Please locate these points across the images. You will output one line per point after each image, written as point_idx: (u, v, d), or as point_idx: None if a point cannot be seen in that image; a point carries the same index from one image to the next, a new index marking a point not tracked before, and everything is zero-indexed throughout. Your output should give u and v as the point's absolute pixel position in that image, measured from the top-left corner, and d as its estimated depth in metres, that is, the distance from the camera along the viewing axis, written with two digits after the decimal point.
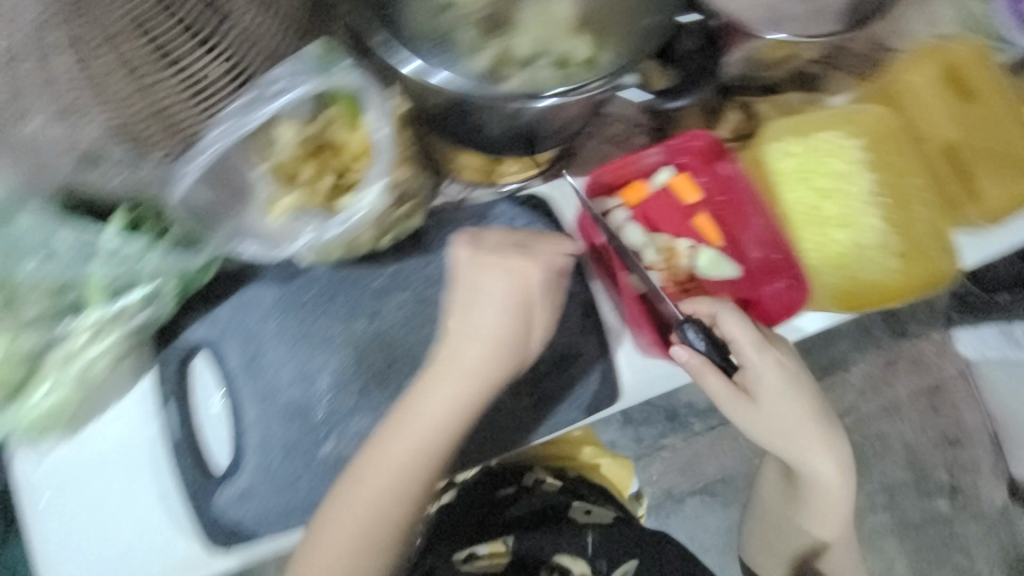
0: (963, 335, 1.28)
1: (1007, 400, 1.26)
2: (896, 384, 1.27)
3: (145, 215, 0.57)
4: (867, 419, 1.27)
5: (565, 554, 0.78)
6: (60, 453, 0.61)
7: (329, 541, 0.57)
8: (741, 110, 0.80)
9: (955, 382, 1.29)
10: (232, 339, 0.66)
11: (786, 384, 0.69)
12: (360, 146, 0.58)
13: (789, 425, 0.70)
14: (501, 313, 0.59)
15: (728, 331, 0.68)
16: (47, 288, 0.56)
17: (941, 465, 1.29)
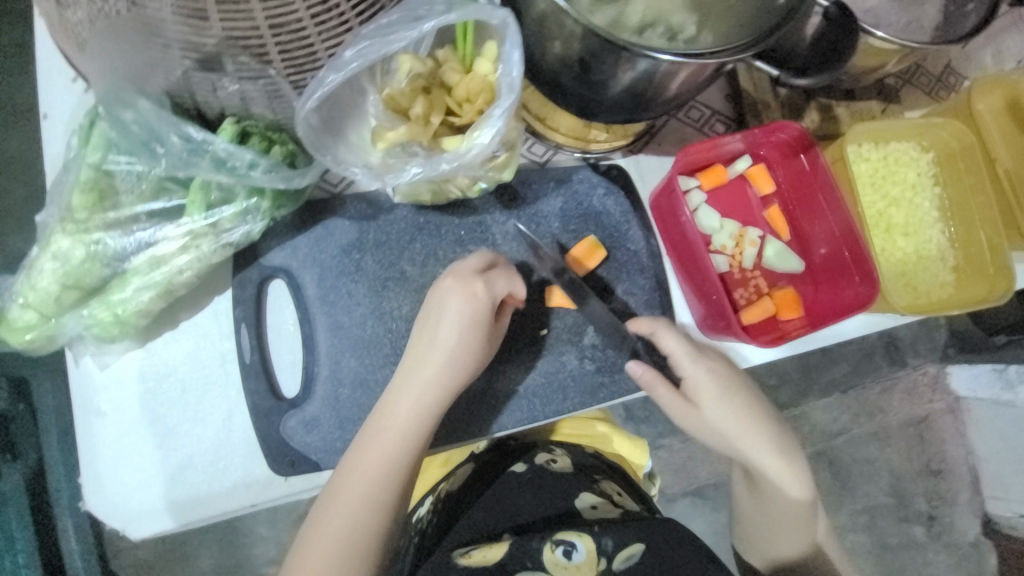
0: (957, 370, 1.30)
1: (994, 438, 1.27)
2: (888, 410, 1.28)
3: (254, 130, 0.56)
4: (858, 441, 1.28)
5: (569, 532, 0.75)
6: (128, 361, 0.60)
7: (320, 536, 0.57)
8: (818, 111, 0.82)
9: (942, 415, 1.31)
10: (312, 268, 0.65)
11: (712, 381, 0.68)
12: (477, 85, 0.58)
13: (734, 430, 0.70)
14: (461, 327, 0.59)
15: (666, 345, 0.67)
16: (147, 188, 0.55)
17: (922, 493, 1.31)
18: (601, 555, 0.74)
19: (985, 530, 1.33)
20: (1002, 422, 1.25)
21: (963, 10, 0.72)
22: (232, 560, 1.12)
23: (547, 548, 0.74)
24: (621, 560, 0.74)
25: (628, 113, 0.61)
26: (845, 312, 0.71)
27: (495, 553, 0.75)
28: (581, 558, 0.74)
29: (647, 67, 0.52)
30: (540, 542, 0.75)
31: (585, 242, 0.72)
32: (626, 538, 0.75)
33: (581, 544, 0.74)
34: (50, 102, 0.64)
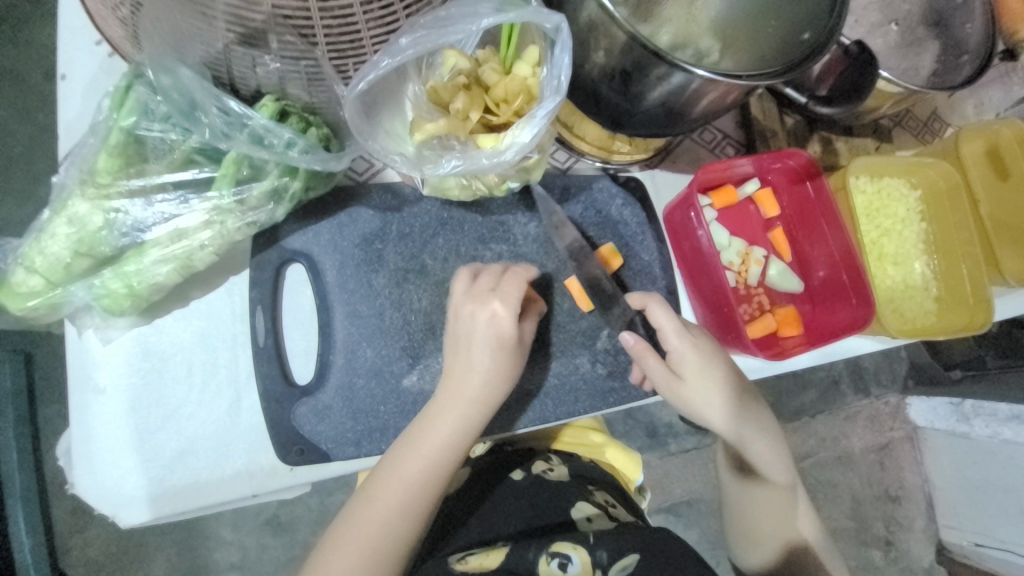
0: (917, 402, 1.37)
1: (948, 469, 1.33)
2: (851, 437, 1.33)
3: (293, 110, 0.56)
4: (825, 464, 1.32)
5: (564, 542, 0.71)
6: (134, 337, 0.58)
7: (359, 521, 0.57)
8: (821, 144, 0.87)
9: (901, 444, 1.37)
10: (334, 254, 0.64)
11: (701, 358, 0.67)
12: (515, 86, 0.59)
13: (707, 404, 0.68)
14: (492, 345, 0.60)
15: (658, 322, 0.67)
16: (177, 158, 0.54)
17: (880, 518, 1.36)
18: (596, 567, 0.70)
19: (937, 557, 1.38)
20: (956, 455, 1.30)
21: (957, 61, 0.79)
22: (190, 563, 1.05)
23: (542, 559, 0.70)
24: (616, 571, 0.70)
25: (658, 126, 0.64)
26: (841, 333, 0.75)
27: (492, 560, 0.71)
28: (576, 570, 0.69)
29: (681, 81, 0.55)
30: (536, 553, 0.71)
31: (604, 248, 0.73)
32: (622, 547, 0.70)
33: (576, 556, 0.70)
34: (68, 64, 0.61)
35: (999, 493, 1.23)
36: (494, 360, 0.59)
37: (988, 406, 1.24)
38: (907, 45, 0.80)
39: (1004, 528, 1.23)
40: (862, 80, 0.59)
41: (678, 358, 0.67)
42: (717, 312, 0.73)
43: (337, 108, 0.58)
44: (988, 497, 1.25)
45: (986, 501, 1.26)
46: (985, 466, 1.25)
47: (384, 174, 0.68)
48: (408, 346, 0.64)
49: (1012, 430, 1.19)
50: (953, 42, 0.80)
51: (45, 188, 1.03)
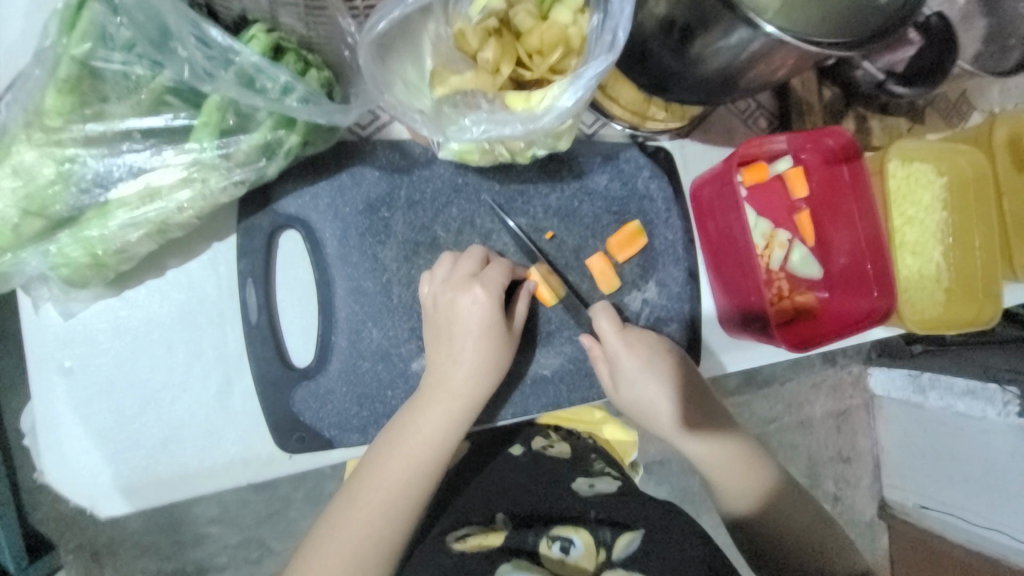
0: (877, 373, 1.31)
1: (898, 434, 1.30)
2: (814, 403, 1.28)
3: (289, 46, 0.46)
4: (789, 428, 1.28)
5: (566, 526, 0.67)
6: (102, 311, 0.50)
7: (343, 521, 0.53)
8: (856, 122, 0.82)
9: (858, 412, 1.33)
10: (334, 222, 0.56)
11: (634, 362, 0.63)
12: (553, 36, 0.50)
13: (652, 404, 0.66)
14: (474, 336, 0.55)
15: (602, 330, 0.63)
16: (146, 100, 0.43)
17: (829, 478, 1.32)
18: (600, 546, 0.65)
19: (879, 513, 1.37)
20: (908, 423, 1.27)
21: (1005, 44, 0.73)
22: (167, 520, 1.00)
23: (543, 542, 0.66)
24: (622, 552, 0.64)
25: (706, 95, 0.57)
26: (859, 324, 0.73)
27: (491, 540, 0.66)
28: (579, 553, 0.65)
29: (743, 40, 0.48)
30: (536, 536, 0.66)
31: (631, 225, 0.67)
32: (626, 526, 0.67)
33: (579, 538, 0.66)
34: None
35: (938, 460, 1.21)
36: (477, 349, 0.55)
37: (946, 379, 1.16)
38: (960, 20, 0.74)
39: (946, 491, 1.20)
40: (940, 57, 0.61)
41: (617, 363, 0.64)
42: (742, 299, 0.69)
43: (342, 45, 0.49)
44: (926, 460, 1.24)
45: (925, 463, 1.24)
46: (937, 436, 1.21)
47: (391, 129, 0.59)
48: (413, 327, 0.58)
49: (966, 404, 1.13)
50: (1007, 18, 0.73)
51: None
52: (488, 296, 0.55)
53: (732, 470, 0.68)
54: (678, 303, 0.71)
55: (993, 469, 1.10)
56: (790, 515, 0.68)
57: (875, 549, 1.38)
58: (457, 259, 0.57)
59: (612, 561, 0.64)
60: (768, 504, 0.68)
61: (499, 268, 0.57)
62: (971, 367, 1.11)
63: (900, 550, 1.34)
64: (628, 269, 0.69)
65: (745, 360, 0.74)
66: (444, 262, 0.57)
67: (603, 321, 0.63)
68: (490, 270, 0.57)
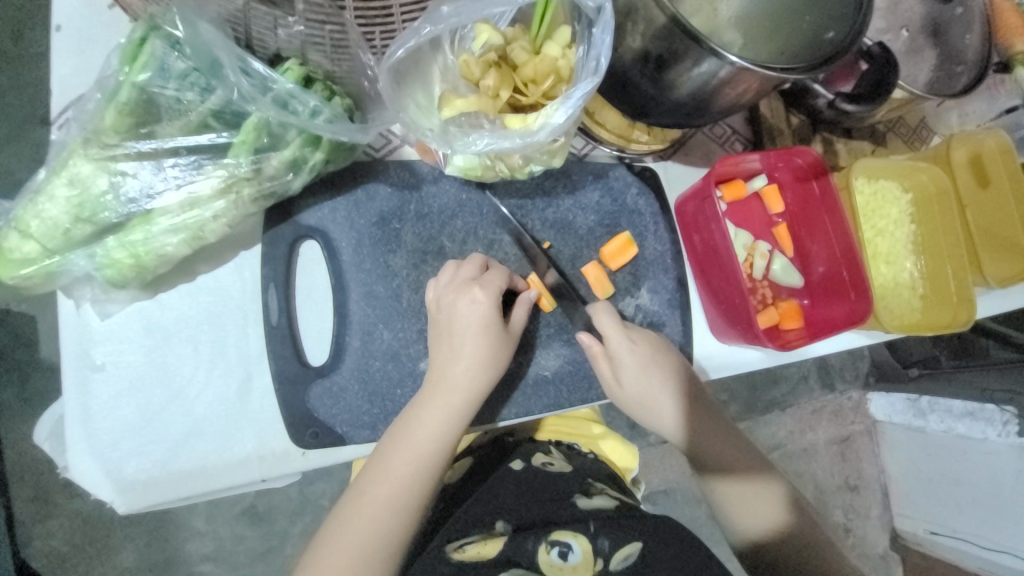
0: (876, 398, 1.32)
1: (905, 461, 1.29)
2: (816, 430, 1.29)
3: (317, 77, 0.53)
4: (794, 454, 1.28)
5: (564, 531, 0.70)
6: (134, 313, 0.54)
7: (352, 515, 0.55)
8: (823, 145, 0.90)
9: (862, 438, 1.33)
10: (350, 232, 0.62)
11: (635, 359, 0.66)
12: (545, 67, 0.57)
13: (651, 401, 0.68)
14: (476, 334, 0.59)
15: (604, 328, 0.66)
16: (191, 120, 0.50)
17: (838, 507, 1.31)
18: (598, 555, 0.69)
19: (892, 544, 1.35)
20: (913, 450, 1.26)
21: (953, 70, 0.82)
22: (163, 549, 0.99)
23: (542, 549, 0.70)
24: (620, 560, 0.69)
25: (683, 117, 0.64)
26: (839, 327, 0.78)
27: (490, 549, 0.70)
28: (577, 559, 0.69)
29: (712, 68, 0.55)
30: (535, 543, 0.70)
31: (620, 237, 0.73)
32: (622, 537, 0.70)
33: (577, 545, 0.69)
34: (65, 14, 0.56)
35: (943, 483, 1.22)
36: (478, 346, 0.59)
37: (944, 402, 1.21)
38: (909, 52, 0.83)
39: (957, 518, 1.19)
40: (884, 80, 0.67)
41: (617, 361, 0.66)
42: (727, 303, 0.73)
43: (360, 79, 0.56)
44: (935, 486, 1.23)
45: (934, 490, 1.23)
46: (939, 458, 1.22)
47: (402, 151, 0.66)
48: (419, 328, 0.62)
49: (967, 425, 1.16)
50: (950, 51, 0.82)
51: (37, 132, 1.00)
52: (487, 298, 0.59)
53: (741, 494, 0.70)
54: (669, 308, 0.75)
55: (992, 490, 1.11)
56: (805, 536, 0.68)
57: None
58: (473, 269, 0.61)
59: (609, 569, 0.69)
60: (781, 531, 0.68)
61: (499, 273, 0.62)
62: (970, 390, 1.16)
63: None
64: (620, 276, 0.74)
65: (732, 364, 0.78)
66: (449, 267, 0.61)
67: (608, 321, 0.67)
68: (490, 275, 0.61)
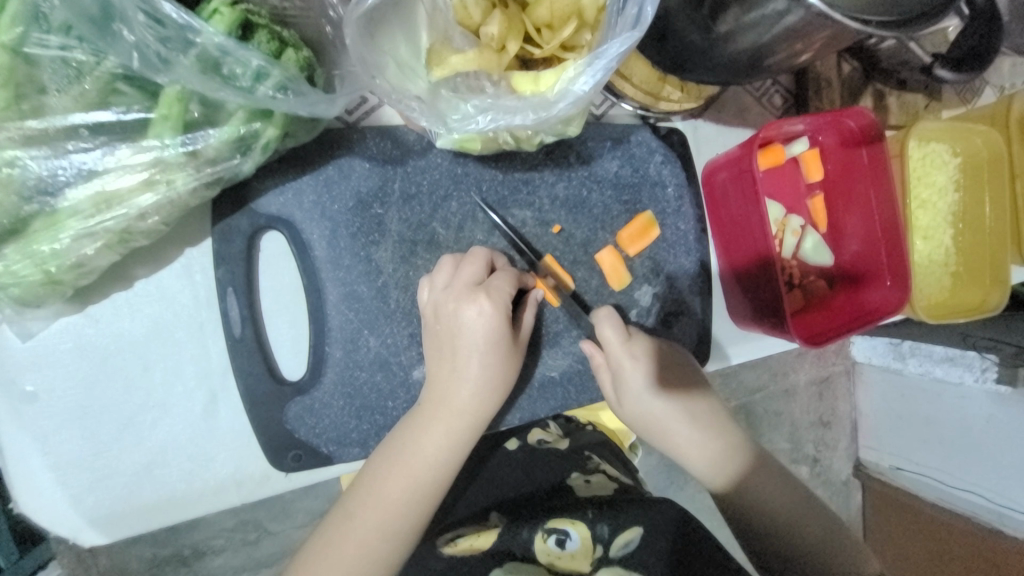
0: (858, 340, 1.13)
1: (879, 399, 1.16)
2: (798, 371, 1.14)
3: (259, 21, 0.39)
4: (774, 397, 1.15)
5: (562, 518, 0.65)
6: (67, 328, 0.45)
7: (337, 538, 0.50)
8: (875, 98, 0.77)
9: (839, 378, 1.19)
10: (322, 221, 0.51)
11: (637, 369, 0.59)
12: (566, 6, 0.44)
13: (654, 407, 0.62)
14: (480, 350, 0.52)
15: (604, 336, 0.59)
16: (91, 89, 0.37)
17: (808, 441, 1.19)
18: (596, 541, 0.63)
19: (855, 473, 1.25)
20: (887, 389, 1.13)
21: None
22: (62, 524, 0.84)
23: (538, 537, 0.64)
24: (619, 548, 0.63)
25: (730, 76, 0.52)
26: (868, 314, 0.71)
27: (484, 540, 0.65)
28: (575, 547, 0.64)
29: (780, 11, 0.42)
30: (530, 532, 0.65)
31: (641, 218, 0.64)
32: (624, 522, 0.64)
33: (575, 531, 0.64)
34: None
35: (908, 420, 1.09)
36: (483, 365, 0.52)
37: (924, 345, 0.99)
38: None
39: (922, 452, 1.10)
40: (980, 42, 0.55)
41: (618, 372, 0.60)
42: (756, 291, 0.66)
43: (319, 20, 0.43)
44: (903, 424, 1.11)
45: (902, 428, 1.12)
46: (910, 402, 1.08)
47: (381, 113, 0.53)
48: (408, 335, 0.54)
49: (946, 372, 0.97)
50: None
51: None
52: (490, 309, 0.51)
53: (690, 438, 0.63)
54: (689, 295, 0.67)
55: (965, 433, 1.00)
56: (775, 497, 0.63)
57: (847, 506, 1.26)
58: (455, 264, 0.53)
59: (610, 557, 0.63)
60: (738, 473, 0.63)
61: (505, 278, 0.53)
62: (950, 336, 0.96)
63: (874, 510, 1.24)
64: (638, 262, 0.65)
65: (752, 351, 0.72)
66: (440, 266, 0.52)
67: (609, 328, 0.59)
68: (494, 278, 0.53)
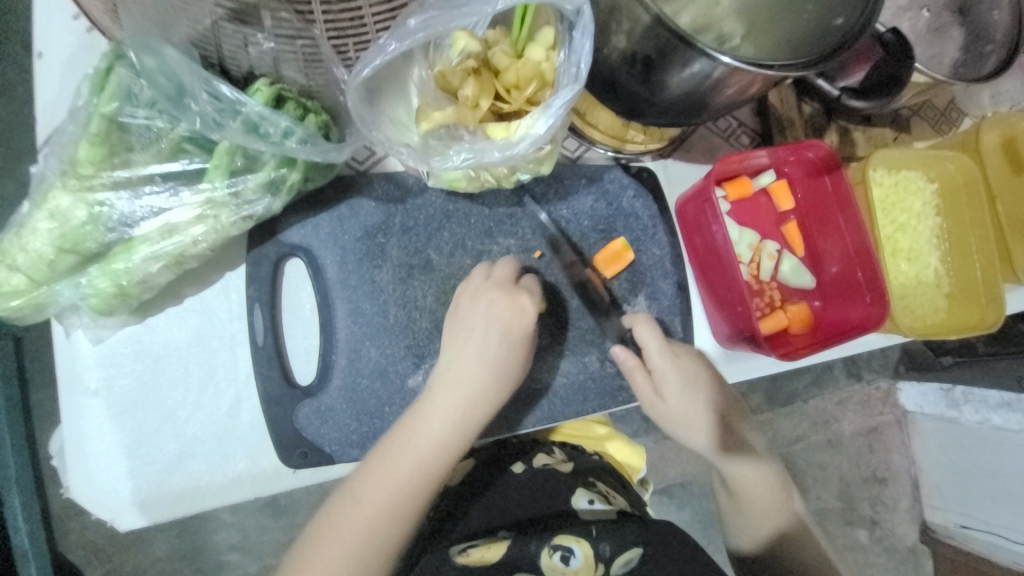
0: (907, 387, 1.12)
1: (936, 453, 1.10)
2: (842, 421, 1.10)
3: (289, 95, 0.52)
4: (817, 447, 1.11)
5: (566, 535, 0.65)
6: (126, 337, 0.56)
7: (327, 537, 0.54)
8: (839, 133, 0.84)
9: (891, 429, 1.14)
10: (334, 249, 0.61)
11: (680, 374, 0.66)
12: (528, 72, 0.55)
13: (689, 414, 0.67)
14: (466, 361, 0.58)
15: (644, 339, 0.66)
16: (165, 147, 0.50)
17: (865, 499, 1.13)
18: (598, 560, 0.64)
19: (920, 537, 1.16)
20: (944, 441, 1.08)
21: (982, 51, 0.75)
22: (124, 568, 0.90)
23: (545, 552, 0.64)
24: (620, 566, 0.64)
25: (678, 117, 0.61)
26: (851, 331, 0.73)
27: (494, 553, 0.64)
28: (579, 565, 0.64)
29: (704, 69, 0.52)
30: (538, 547, 0.65)
31: (615, 243, 0.70)
32: (625, 541, 0.64)
33: (579, 549, 0.64)
34: (52, 43, 0.58)
35: (975, 477, 1.03)
36: (467, 373, 0.58)
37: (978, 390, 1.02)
38: (930, 33, 0.79)
39: (992, 510, 1.01)
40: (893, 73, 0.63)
41: (658, 376, 0.66)
42: (731, 309, 0.70)
43: (336, 93, 0.54)
44: (969, 481, 1.04)
45: (968, 486, 1.05)
46: (972, 450, 1.03)
47: (386, 163, 0.64)
48: (404, 346, 0.62)
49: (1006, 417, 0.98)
50: (980, 27, 0.76)
51: (28, 164, 0.88)
52: (520, 323, 0.59)
53: (745, 480, 0.68)
54: (670, 315, 0.72)
55: None
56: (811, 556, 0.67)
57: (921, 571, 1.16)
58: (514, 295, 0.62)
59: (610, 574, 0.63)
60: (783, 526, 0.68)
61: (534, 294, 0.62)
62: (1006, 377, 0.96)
63: None
64: (616, 284, 0.71)
65: (742, 370, 0.75)
66: (486, 285, 0.61)
67: (649, 332, 0.66)
68: (519, 296, 0.60)
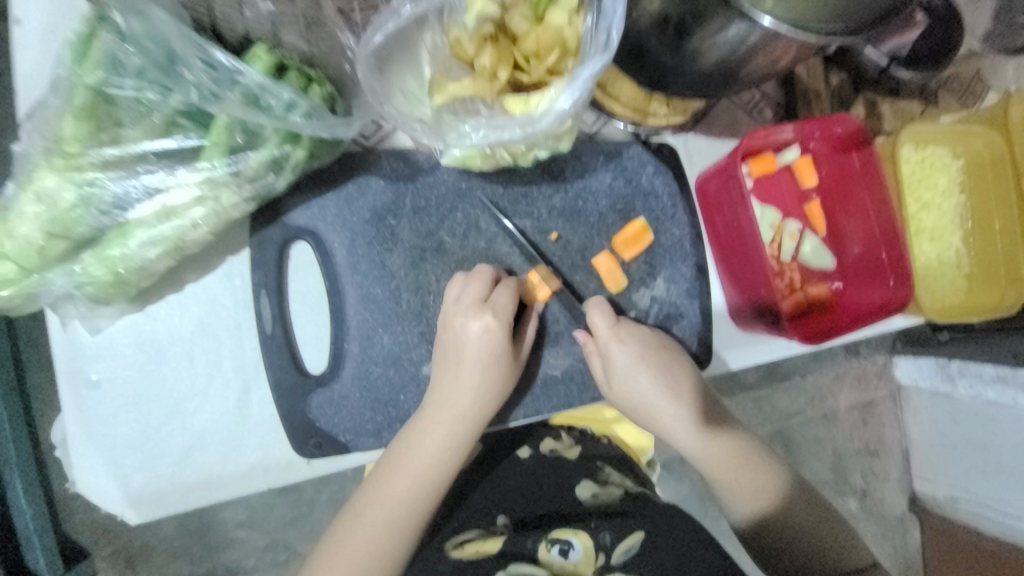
0: (903, 361, 1.09)
1: (928, 426, 1.08)
2: (837, 396, 1.09)
3: (291, 64, 0.48)
4: (813, 422, 1.10)
5: (565, 528, 0.62)
6: (126, 326, 0.53)
7: (349, 534, 0.54)
8: (868, 107, 0.80)
9: (885, 403, 1.12)
10: (342, 232, 0.58)
11: (628, 357, 0.62)
12: (549, 38, 0.50)
13: (649, 401, 0.64)
14: (483, 362, 0.56)
15: (594, 321, 0.63)
16: (158, 123, 0.46)
17: (857, 469, 1.13)
18: (599, 552, 0.59)
19: (909, 506, 1.16)
20: (938, 414, 1.05)
21: None
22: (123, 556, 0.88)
23: (542, 547, 0.60)
24: (622, 555, 0.59)
25: (707, 89, 0.57)
26: (875, 315, 0.71)
27: (490, 546, 0.62)
28: (578, 557, 0.60)
29: (741, 33, 0.47)
30: (535, 542, 0.61)
31: (635, 225, 0.67)
32: (625, 528, 0.60)
33: (578, 541, 0.60)
34: (25, 7, 0.53)
35: (963, 449, 1.01)
36: (482, 366, 0.56)
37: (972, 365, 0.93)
38: None
39: (982, 483, 0.99)
40: (947, 41, 0.72)
41: (610, 359, 0.63)
42: (752, 294, 0.68)
43: (340, 61, 0.50)
44: (960, 455, 1.02)
45: (959, 459, 1.03)
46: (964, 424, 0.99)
47: (395, 138, 0.61)
48: (417, 335, 0.59)
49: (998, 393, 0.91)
50: None
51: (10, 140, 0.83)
52: (498, 326, 0.56)
53: (734, 465, 0.65)
54: (688, 298, 0.70)
55: None
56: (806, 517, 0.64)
57: (908, 542, 1.16)
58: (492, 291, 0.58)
59: (612, 565, 0.58)
60: (781, 501, 0.65)
61: (507, 292, 0.58)
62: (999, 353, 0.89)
63: (932, 548, 1.13)
64: (635, 266, 0.68)
65: (754, 355, 0.72)
66: (463, 286, 0.57)
67: (603, 315, 0.63)
68: (498, 296, 0.57)
